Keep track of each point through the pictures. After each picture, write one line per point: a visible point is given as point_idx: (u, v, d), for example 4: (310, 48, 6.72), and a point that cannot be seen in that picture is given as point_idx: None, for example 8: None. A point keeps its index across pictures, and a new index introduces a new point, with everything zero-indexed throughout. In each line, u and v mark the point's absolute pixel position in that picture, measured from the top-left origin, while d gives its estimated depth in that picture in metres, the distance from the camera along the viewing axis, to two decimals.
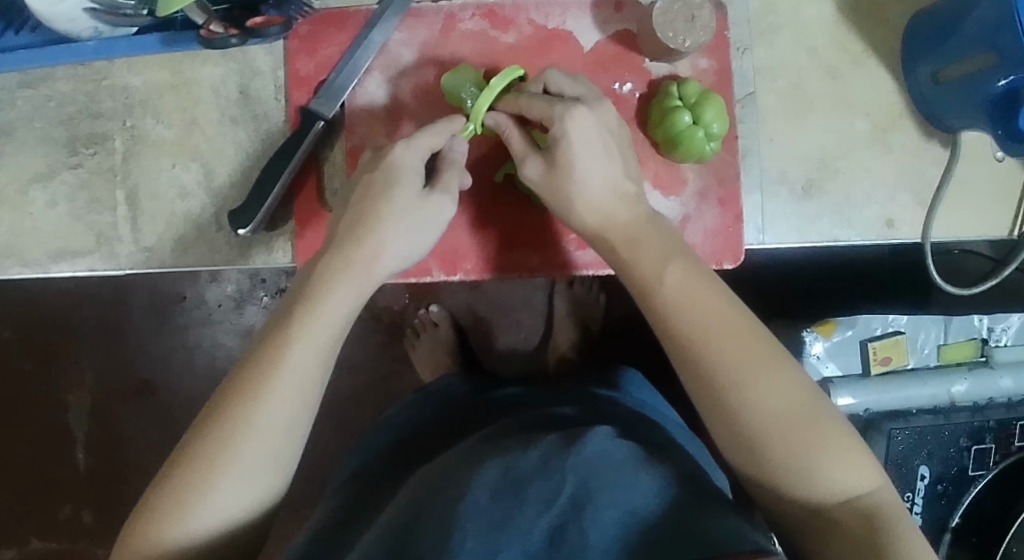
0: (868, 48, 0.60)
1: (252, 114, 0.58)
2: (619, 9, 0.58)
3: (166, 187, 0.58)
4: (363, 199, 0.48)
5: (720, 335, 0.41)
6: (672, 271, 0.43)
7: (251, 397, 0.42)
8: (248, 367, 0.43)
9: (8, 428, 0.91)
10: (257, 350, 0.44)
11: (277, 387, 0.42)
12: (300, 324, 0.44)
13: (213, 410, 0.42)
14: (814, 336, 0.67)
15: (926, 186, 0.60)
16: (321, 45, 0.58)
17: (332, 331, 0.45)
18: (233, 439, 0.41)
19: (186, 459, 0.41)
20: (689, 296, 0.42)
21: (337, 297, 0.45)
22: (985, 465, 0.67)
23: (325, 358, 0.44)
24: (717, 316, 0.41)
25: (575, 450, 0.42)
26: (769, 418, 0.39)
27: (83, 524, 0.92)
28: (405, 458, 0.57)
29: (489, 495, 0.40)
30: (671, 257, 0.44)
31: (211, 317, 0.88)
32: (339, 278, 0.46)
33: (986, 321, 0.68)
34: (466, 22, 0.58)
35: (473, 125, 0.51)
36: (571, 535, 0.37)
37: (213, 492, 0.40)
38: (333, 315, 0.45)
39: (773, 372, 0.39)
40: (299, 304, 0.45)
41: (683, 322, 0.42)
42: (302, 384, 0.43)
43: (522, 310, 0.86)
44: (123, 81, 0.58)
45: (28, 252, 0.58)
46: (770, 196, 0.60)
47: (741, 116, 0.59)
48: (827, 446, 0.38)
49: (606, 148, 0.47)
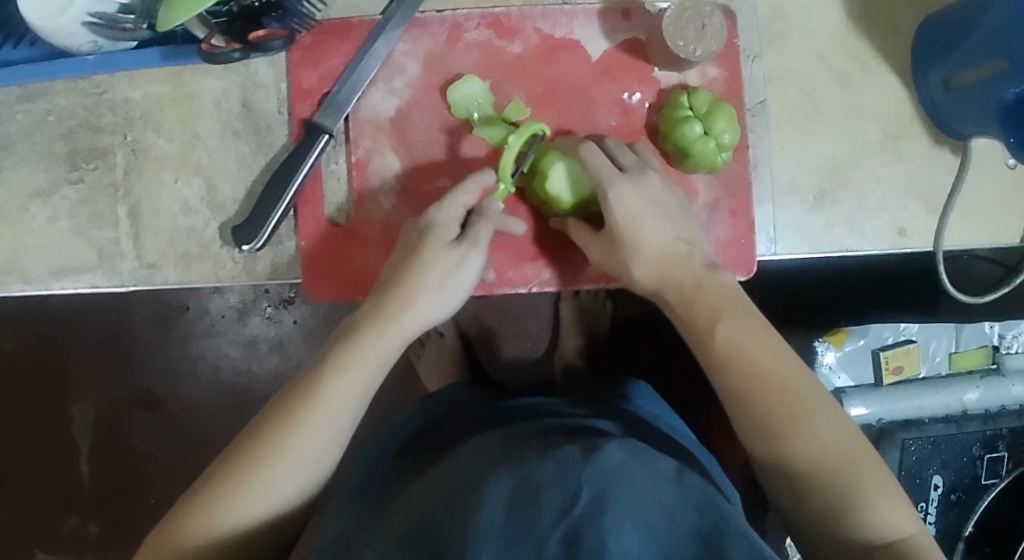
0: (879, 55, 0.59)
1: (255, 128, 0.57)
2: (628, 17, 0.57)
3: (169, 202, 0.57)
4: (410, 245, 0.49)
5: (770, 377, 0.43)
6: (724, 324, 0.45)
7: (288, 418, 0.43)
8: (294, 391, 0.44)
9: (10, 440, 0.90)
10: (304, 378, 0.45)
11: (316, 414, 0.43)
12: (347, 358, 0.46)
13: (253, 431, 0.43)
14: (826, 346, 0.66)
15: (938, 194, 0.59)
16: (324, 56, 0.57)
17: (371, 370, 0.46)
18: (264, 462, 0.42)
19: (220, 469, 0.42)
20: (738, 342, 0.44)
21: (382, 337, 0.47)
22: (998, 473, 0.66)
23: (362, 394, 0.45)
24: (766, 363, 0.43)
25: (594, 461, 0.40)
26: (809, 458, 0.41)
27: (88, 536, 0.91)
28: (412, 460, 0.56)
29: (504, 510, 0.39)
30: (723, 311, 0.46)
31: (214, 328, 0.87)
32: (376, 322, 0.47)
33: (997, 329, 0.67)
34: (471, 32, 0.57)
35: (505, 185, 0.52)
36: (589, 541, 0.37)
37: (240, 507, 0.41)
38: (373, 355, 0.46)
39: (817, 408, 0.42)
40: (343, 341, 0.47)
41: (738, 362, 0.44)
42: (337, 419, 0.44)
43: (528, 318, 0.86)
44: (124, 95, 0.57)
45: (30, 269, 0.57)
46: (782, 206, 0.59)
47: (752, 125, 0.59)
48: (864, 478, 0.40)
49: (670, 220, 0.50)
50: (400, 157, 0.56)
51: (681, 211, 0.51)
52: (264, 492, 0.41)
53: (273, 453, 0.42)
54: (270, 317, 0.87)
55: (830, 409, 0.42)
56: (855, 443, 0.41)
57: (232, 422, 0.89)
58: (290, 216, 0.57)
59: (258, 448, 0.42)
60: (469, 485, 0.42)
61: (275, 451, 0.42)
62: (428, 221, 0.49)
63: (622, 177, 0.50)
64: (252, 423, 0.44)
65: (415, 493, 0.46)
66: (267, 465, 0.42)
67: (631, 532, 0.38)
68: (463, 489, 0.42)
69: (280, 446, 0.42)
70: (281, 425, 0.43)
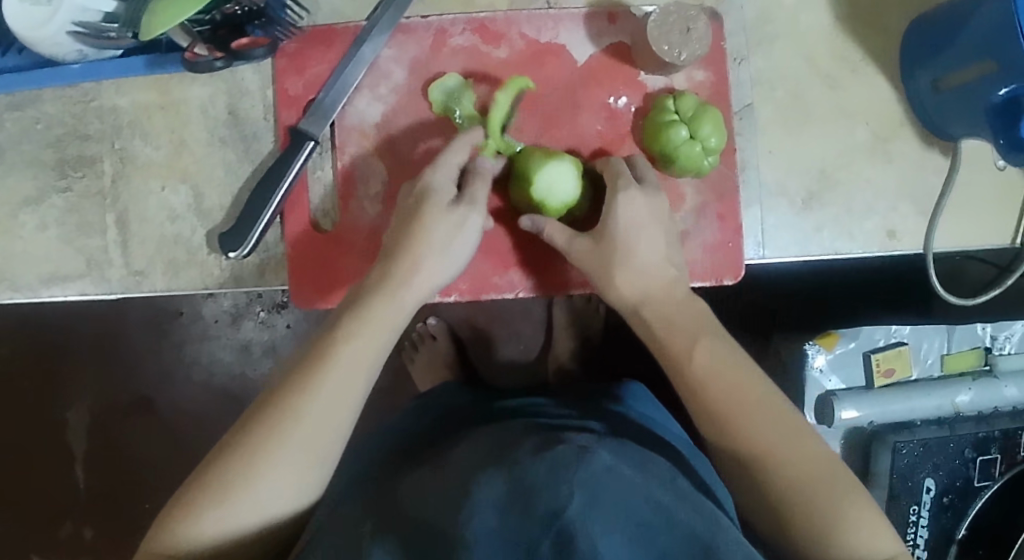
0: (867, 56, 0.59)
1: (242, 135, 0.57)
2: (613, 21, 0.57)
3: (156, 210, 0.57)
4: (404, 220, 0.49)
5: (747, 409, 0.44)
6: (702, 348, 0.46)
7: (291, 404, 0.42)
8: (293, 375, 0.44)
9: (8, 445, 0.90)
10: (304, 358, 0.45)
11: (320, 400, 0.43)
12: (349, 336, 0.45)
13: (266, 403, 0.43)
14: (817, 349, 0.66)
15: (928, 195, 0.59)
16: (310, 63, 0.57)
17: (380, 339, 0.46)
18: (281, 433, 0.42)
19: (235, 442, 0.42)
20: (718, 371, 0.45)
21: (382, 307, 0.46)
22: (992, 476, 0.66)
23: (364, 377, 0.45)
24: (743, 389, 0.45)
25: (585, 462, 0.40)
26: (794, 482, 0.42)
27: (85, 540, 0.91)
28: (401, 458, 0.56)
29: (496, 518, 0.38)
30: (701, 334, 0.47)
31: (208, 332, 0.88)
32: (384, 291, 0.47)
33: (989, 329, 0.66)
34: (457, 37, 0.57)
35: (493, 141, 0.54)
36: (580, 547, 0.36)
37: (261, 480, 0.41)
38: (382, 323, 0.46)
39: (796, 438, 0.43)
40: (351, 309, 0.47)
41: (714, 396, 0.45)
42: (350, 388, 0.44)
43: (521, 322, 0.86)
44: (112, 103, 0.57)
45: (19, 277, 0.57)
46: (771, 208, 0.59)
47: (739, 128, 0.58)
48: (848, 501, 0.41)
49: (654, 234, 0.50)
50: (386, 163, 0.57)
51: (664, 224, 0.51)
52: (271, 483, 0.41)
53: (276, 443, 0.41)
54: (263, 321, 0.87)
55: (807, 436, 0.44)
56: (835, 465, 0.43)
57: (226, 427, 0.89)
58: (277, 223, 0.57)
59: (262, 435, 0.42)
60: (460, 487, 0.42)
61: (280, 442, 0.41)
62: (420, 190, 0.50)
63: (636, 187, 0.51)
64: (264, 394, 0.44)
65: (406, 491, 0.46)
66: (272, 455, 0.41)
67: (621, 535, 0.38)
68: (453, 491, 0.42)
69: (284, 435, 0.42)
70: (284, 409, 0.42)
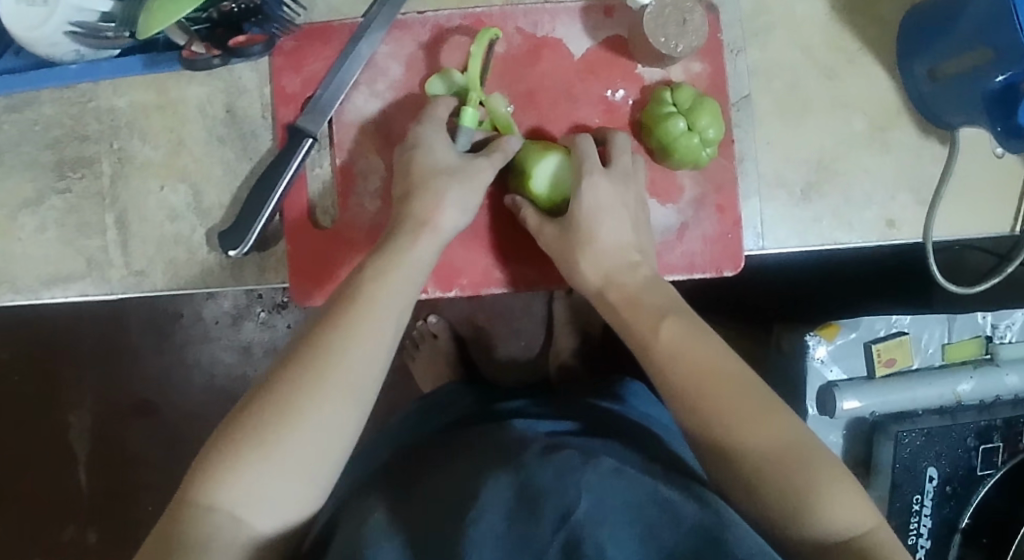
0: (864, 46, 0.59)
1: (240, 133, 0.57)
2: (610, 14, 0.57)
3: (155, 209, 0.57)
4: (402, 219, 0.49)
5: (715, 381, 0.44)
6: (668, 325, 0.48)
7: (323, 355, 0.42)
8: (317, 336, 0.44)
9: (10, 448, 0.90)
10: (324, 320, 0.45)
11: (351, 350, 0.43)
12: (372, 292, 0.45)
13: (295, 355, 0.43)
14: (818, 340, 0.65)
15: (927, 184, 0.59)
16: (307, 60, 0.57)
17: (401, 297, 0.47)
18: (312, 380, 0.42)
19: (265, 392, 0.42)
20: (683, 347, 0.46)
21: (393, 277, 0.47)
22: (994, 464, 0.66)
23: (388, 338, 0.45)
24: (711, 365, 0.45)
25: (592, 466, 0.42)
26: (761, 458, 0.42)
27: (88, 544, 0.91)
28: (402, 460, 0.56)
29: (504, 519, 0.38)
30: (667, 313, 0.49)
31: (209, 333, 0.88)
32: (400, 256, 0.48)
33: (989, 319, 0.67)
34: (453, 33, 0.57)
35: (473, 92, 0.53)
36: (588, 550, 0.36)
37: (293, 427, 0.40)
38: (402, 282, 0.47)
39: (763, 410, 0.43)
40: (370, 268, 0.47)
41: (678, 372, 0.46)
42: (378, 339, 0.44)
43: (522, 318, 0.86)
44: (109, 103, 0.57)
45: (19, 279, 0.57)
46: (769, 200, 0.59)
47: (737, 120, 0.59)
48: (821, 477, 0.41)
49: (618, 221, 0.52)
50: (384, 160, 0.57)
51: (636, 218, 0.53)
52: (309, 440, 0.40)
53: (312, 399, 0.41)
54: (264, 321, 0.87)
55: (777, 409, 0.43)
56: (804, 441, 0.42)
57: None
58: (276, 220, 0.57)
59: (295, 393, 0.41)
60: (465, 488, 0.42)
61: (316, 398, 0.41)
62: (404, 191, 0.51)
63: (602, 170, 0.52)
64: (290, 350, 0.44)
65: (415, 491, 0.46)
66: (308, 412, 0.41)
67: (628, 536, 0.38)
68: (459, 492, 0.42)
69: (318, 384, 0.41)
70: (316, 366, 0.42)
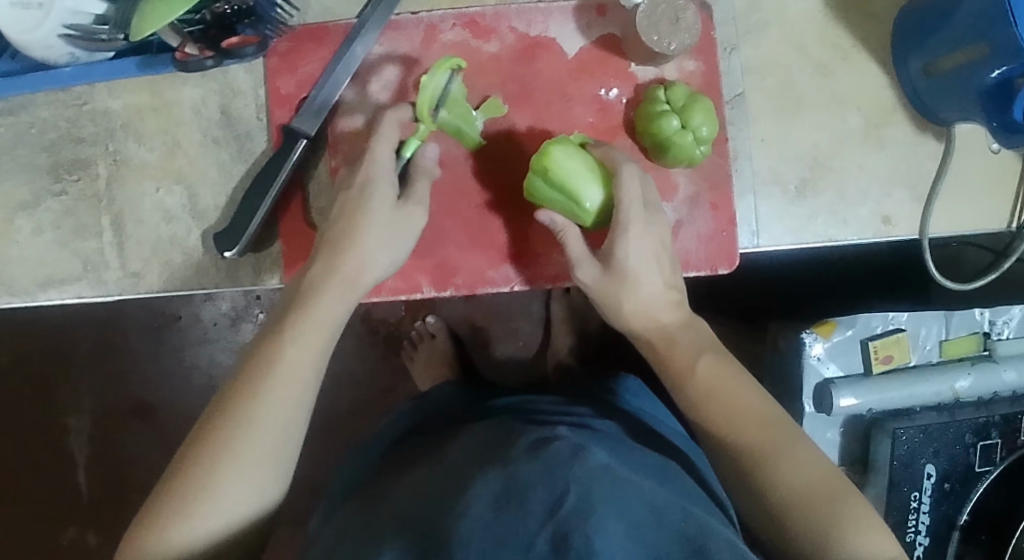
0: (858, 43, 0.59)
1: (234, 134, 0.57)
2: (603, 13, 0.57)
3: (151, 211, 0.57)
4: (392, 217, 0.49)
5: (743, 416, 0.46)
6: (704, 362, 0.49)
7: (241, 413, 0.42)
8: (222, 413, 0.42)
9: (11, 451, 0.91)
10: (225, 406, 0.42)
11: (269, 403, 0.42)
12: (295, 334, 0.45)
13: (214, 412, 0.42)
14: (814, 338, 0.65)
15: (923, 181, 0.59)
16: (302, 61, 0.57)
17: (326, 331, 0.46)
18: (232, 441, 0.41)
19: (188, 456, 0.41)
20: (714, 384, 0.48)
21: (297, 351, 0.44)
22: (993, 461, 0.65)
23: (293, 423, 0.43)
24: (738, 398, 0.47)
25: (580, 462, 0.42)
26: (787, 491, 0.43)
27: (88, 547, 0.91)
28: (395, 458, 0.56)
29: (491, 511, 0.38)
30: (704, 349, 0.50)
31: (207, 335, 0.88)
32: (328, 290, 0.47)
33: (987, 315, 0.67)
34: (447, 32, 0.57)
35: (425, 125, 0.51)
36: (575, 545, 0.35)
37: (217, 489, 0.41)
38: (326, 317, 0.46)
39: (787, 438, 0.45)
40: (294, 309, 0.46)
41: (715, 408, 0.47)
42: (297, 384, 0.43)
43: (520, 318, 0.86)
44: (104, 105, 0.57)
45: (16, 282, 0.57)
46: (764, 197, 0.59)
47: (731, 118, 0.59)
48: (842, 494, 0.42)
49: (658, 258, 0.52)
50: None
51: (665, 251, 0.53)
52: (203, 548, 0.40)
53: (212, 492, 0.40)
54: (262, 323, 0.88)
55: (801, 441, 0.45)
56: (826, 467, 0.44)
57: None
58: (271, 221, 0.57)
59: (189, 503, 0.40)
60: (454, 485, 0.42)
61: (211, 508, 0.40)
62: (369, 182, 0.49)
63: (639, 211, 0.51)
64: (211, 404, 0.43)
65: (398, 488, 0.46)
66: (204, 521, 0.40)
67: (617, 531, 0.37)
68: (448, 488, 0.41)
69: (237, 445, 0.41)
70: (211, 473, 0.41)
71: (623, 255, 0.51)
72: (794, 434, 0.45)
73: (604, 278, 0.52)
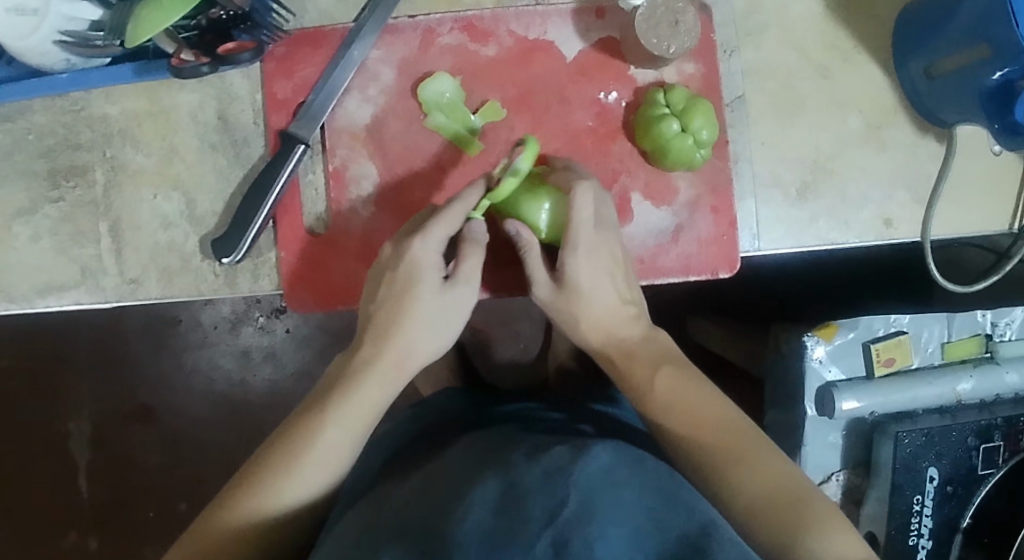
0: (858, 44, 0.58)
1: (232, 140, 0.57)
2: (602, 16, 0.57)
3: (149, 217, 0.57)
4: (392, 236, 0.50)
5: (707, 426, 0.47)
6: (663, 373, 0.50)
7: (275, 481, 0.44)
8: (258, 476, 0.44)
9: (12, 455, 0.91)
10: (265, 468, 0.45)
11: (303, 477, 0.45)
12: (338, 413, 0.47)
13: (251, 471, 0.45)
14: (816, 341, 0.64)
15: (923, 183, 0.59)
16: (299, 66, 0.57)
17: (366, 415, 0.48)
18: (263, 505, 0.43)
19: (220, 506, 0.44)
20: (678, 396, 0.49)
21: (337, 431, 0.46)
22: (995, 463, 0.65)
23: (319, 499, 0.46)
24: (701, 410, 0.48)
25: (581, 466, 0.41)
26: (752, 494, 0.43)
27: (90, 550, 0.91)
28: (395, 465, 0.55)
29: (490, 516, 0.38)
30: (662, 362, 0.51)
31: (208, 339, 0.88)
32: (372, 377, 0.49)
33: (989, 317, 0.66)
34: (445, 36, 0.56)
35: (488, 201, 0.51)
36: (577, 550, 0.35)
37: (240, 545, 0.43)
38: (369, 402, 0.48)
39: (754, 448, 0.45)
40: (340, 387, 0.48)
41: (678, 419, 0.48)
42: (331, 463, 0.46)
43: (521, 321, 0.90)
44: (101, 111, 0.57)
45: (14, 289, 0.57)
46: (765, 201, 0.58)
47: (731, 120, 0.58)
48: (811, 500, 0.42)
49: (612, 278, 0.52)
50: (377, 165, 0.57)
51: (624, 267, 0.53)
52: None
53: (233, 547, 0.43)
54: (263, 327, 0.88)
55: (767, 449, 0.45)
56: (792, 474, 0.44)
57: (229, 434, 0.90)
58: (270, 226, 0.57)
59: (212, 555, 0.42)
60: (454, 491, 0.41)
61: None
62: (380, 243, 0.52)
63: (592, 231, 0.50)
64: (249, 462, 0.46)
65: (401, 494, 0.45)
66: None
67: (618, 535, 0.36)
68: (446, 495, 0.41)
69: (267, 510, 0.43)
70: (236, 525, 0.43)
71: (576, 275, 0.51)
72: (760, 443, 0.46)
73: (559, 294, 0.52)
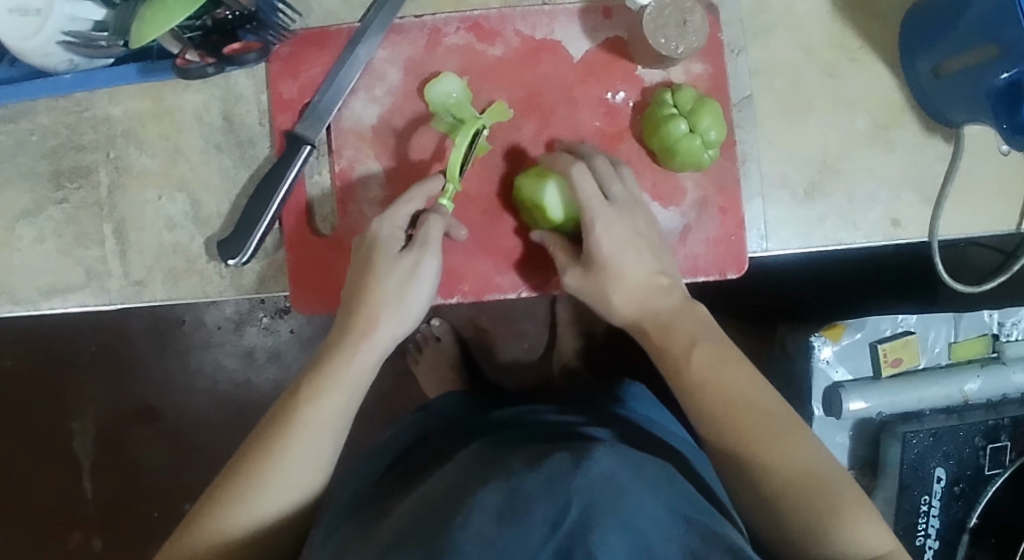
0: (866, 44, 0.58)
1: (237, 141, 0.57)
2: (609, 15, 0.56)
3: (154, 219, 0.57)
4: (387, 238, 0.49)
5: (742, 407, 0.44)
6: (699, 350, 0.47)
7: (259, 464, 0.44)
8: (243, 464, 0.44)
9: (15, 455, 0.90)
10: (249, 455, 0.44)
11: (288, 459, 0.44)
12: (317, 392, 0.46)
13: (237, 461, 0.44)
14: (822, 341, 0.65)
15: (931, 183, 0.58)
16: (304, 66, 0.57)
17: (348, 391, 0.47)
18: (249, 491, 0.43)
19: (208, 501, 0.43)
20: (710, 373, 0.46)
21: (318, 407, 0.46)
22: (1002, 463, 0.66)
23: (310, 482, 0.45)
24: (735, 389, 0.45)
25: (582, 471, 0.40)
26: (785, 484, 0.42)
27: (93, 551, 0.91)
28: (399, 471, 0.55)
29: (493, 526, 0.37)
30: (698, 337, 0.48)
31: (211, 340, 0.88)
32: (348, 351, 0.48)
33: (996, 316, 0.66)
34: (451, 36, 0.56)
35: (453, 184, 0.53)
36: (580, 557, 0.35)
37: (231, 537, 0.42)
38: (350, 377, 0.48)
39: (786, 433, 0.43)
40: (319, 367, 0.48)
41: (711, 397, 0.45)
42: (315, 442, 0.45)
43: (525, 319, 0.86)
44: (105, 112, 0.56)
45: (18, 290, 0.57)
46: (772, 201, 0.58)
47: (739, 121, 0.58)
48: (841, 492, 0.41)
49: (642, 254, 0.51)
50: (383, 165, 0.56)
51: (654, 244, 0.52)
52: None
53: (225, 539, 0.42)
54: (266, 327, 0.87)
55: (800, 433, 0.44)
56: (824, 462, 0.43)
57: (232, 434, 0.89)
58: (276, 228, 0.57)
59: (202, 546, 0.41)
60: (454, 502, 0.40)
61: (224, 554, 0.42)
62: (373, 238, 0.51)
63: (610, 208, 0.51)
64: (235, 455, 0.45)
65: (403, 504, 0.44)
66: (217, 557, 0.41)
67: (622, 545, 0.36)
68: (446, 505, 0.40)
69: (254, 496, 0.43)
70: (229, 527, 0.42)
71: (601, 251, 0.51)
72: (792, 427, 0.44)
73: (585, 271, 0.52)
